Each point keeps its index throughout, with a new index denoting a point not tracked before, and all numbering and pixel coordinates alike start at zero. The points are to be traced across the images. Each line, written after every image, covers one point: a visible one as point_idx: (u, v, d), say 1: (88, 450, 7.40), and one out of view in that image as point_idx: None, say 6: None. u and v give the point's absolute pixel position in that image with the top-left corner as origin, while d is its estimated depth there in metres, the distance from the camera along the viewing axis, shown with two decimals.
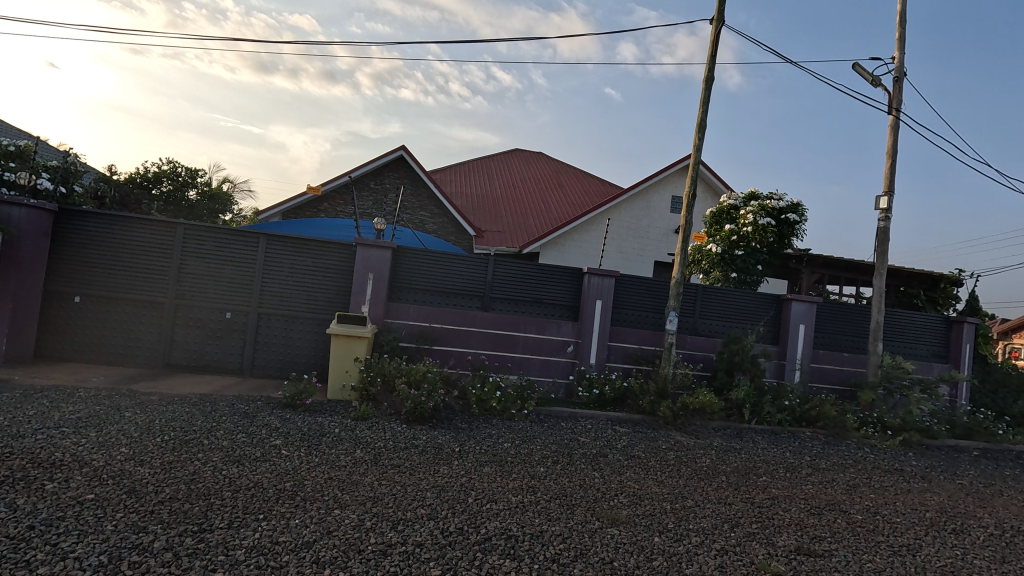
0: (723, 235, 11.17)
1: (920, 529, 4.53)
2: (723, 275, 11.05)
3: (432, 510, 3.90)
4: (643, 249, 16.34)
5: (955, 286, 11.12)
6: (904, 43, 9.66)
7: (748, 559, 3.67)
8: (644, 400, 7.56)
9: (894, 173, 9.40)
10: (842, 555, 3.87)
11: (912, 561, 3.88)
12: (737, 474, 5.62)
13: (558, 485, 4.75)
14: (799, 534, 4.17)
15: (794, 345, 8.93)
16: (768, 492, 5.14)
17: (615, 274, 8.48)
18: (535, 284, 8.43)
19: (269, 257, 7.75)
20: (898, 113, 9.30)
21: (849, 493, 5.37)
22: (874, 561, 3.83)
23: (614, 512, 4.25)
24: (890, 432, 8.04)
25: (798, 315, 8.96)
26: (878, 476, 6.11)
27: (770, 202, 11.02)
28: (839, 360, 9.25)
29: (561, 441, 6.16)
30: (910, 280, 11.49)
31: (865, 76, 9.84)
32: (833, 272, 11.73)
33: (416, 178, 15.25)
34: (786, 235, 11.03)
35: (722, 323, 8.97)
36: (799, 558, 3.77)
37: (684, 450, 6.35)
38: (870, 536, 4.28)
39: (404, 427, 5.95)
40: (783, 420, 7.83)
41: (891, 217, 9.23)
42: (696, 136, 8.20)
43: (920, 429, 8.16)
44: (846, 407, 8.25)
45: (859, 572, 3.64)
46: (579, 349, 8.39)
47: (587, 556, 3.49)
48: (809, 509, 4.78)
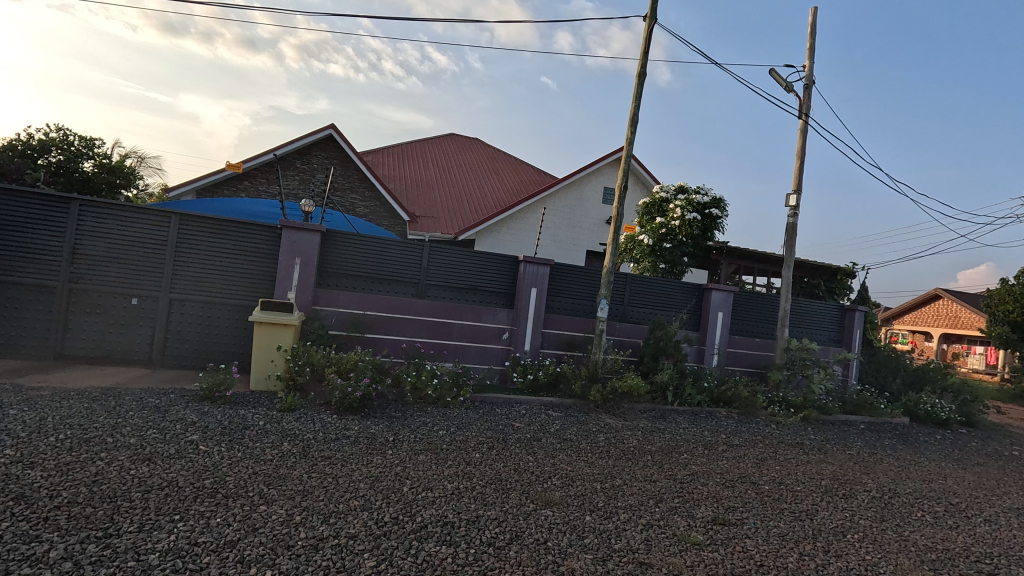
0: (653, 227, 11.69)
1: (816, 496, 5.06)
2: (652, 265, 11.61)
3: (366, 501, 3.82)
4: (576, 239, 16.75)
5: (849, 278, 12.34)
6: (813, 53, 10.48)
7: (671, 531, 3.93)
8: (576, 384, 7.80)
9: (802, 173, 10.21)
10: (752, 523, 4.24)
11: (809, 524, 4.32)
12: (661, 454, 5.95)
13: (494, 470, 4.80)
14: (716, 506, 4.52)
15: (713, 331, 9.55)
16: (688, 468, 5.50)
17: (549, 262, 8.63)
18: (472, 272, 8.38)
19: (182, 239, 7.13)
20: (806, 117, 10.11)
21: (758, 466, 5.87)
22: (778, 526, 4.23)
23: (548, 494, 4.37)
24: (793, 409, 8.86)
25: (716, 303, 9.60)
26: (782, 450, 6.72)
27: (695, 197, 11.63)
28: (751, 345, 10.03)
29: (496, 427, 6.22)
30: (812, 272, 12.62)
31: (780, 82, 10.61)
32: (748, 264, 12.63)
33: (347, 159, 14.61)
34: (708, 229, 11.66)
35: (649, 310, 9.41)
36: (715, 527, 4.08)
37: (613, 432, 6.63)
38: (775, 504, 4.71)
39: (334, 418, 5.75)
40: (702, 400, 8.40)
41: (798, 213, 10.06)
42: (629, 129, 8.45)
43: (818, 406, 9.05)
44: (756, 388, 8.99)
45: (766, 537, 3.99)
46: (513, 337, 8.49)
47: (522, 538, 3.58)
48: (724, 482, 5.18)
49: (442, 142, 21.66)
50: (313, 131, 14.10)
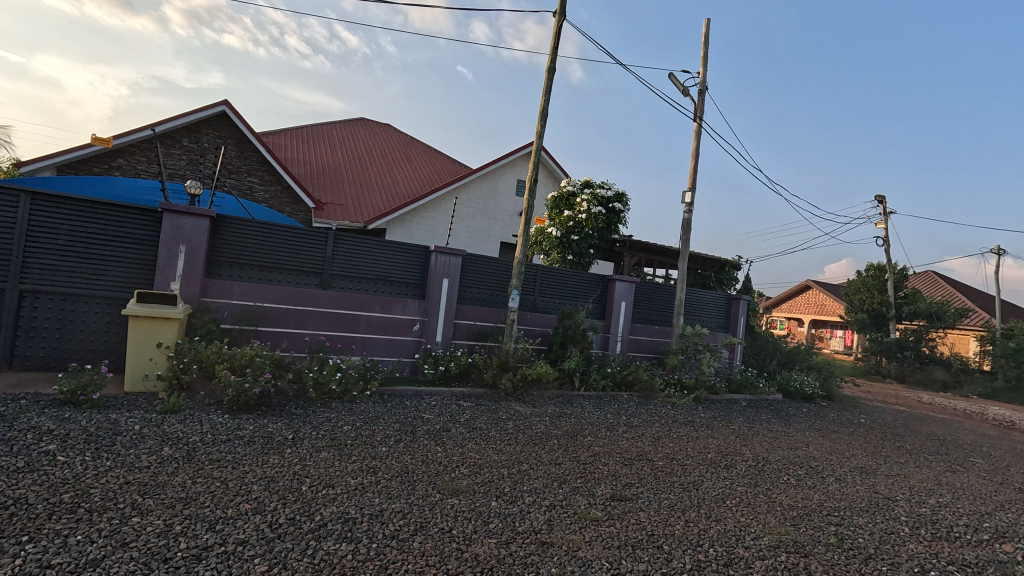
0: (562, 220, 12.07)
1: (703, 467, 5.55)
2: (561, 257, 11.99)
3: (259, 504, 3.60)
4: (490, 230, 16.84)
5: (735, 270, 13.60)
6: (706, 61, 11.32)
7: (572, 510, 4.12)
8: (487, 373, 7.88)
9: (696, 173, 11.04)
10: (645, 496, 4.56)
11: (695, 493, 4.74)
12: (566, 437, 6.19)
13: (400, 463, 4.73)
14: (614, 483, 4.80)
15: (616, 319, 10.09)
16: (591, 450, 5.79)
17: (461, 253, 8.61)
18: (381, 262, 8.11)
19: (35, 222, 6.19)
20: (700, 121, 10.92)
21: (653, 444, 6.32)
22: (668, 497, 4.59)
23: (455, 483, 4.39)
24: (686, 390, 9.63)
25: (620, 293, 10.15)
26: (675, 428, 7.29)
27: (601, 191, 12.15)
28: (651, 332, 10.74)
29: (404, 419, 6.12)
30: (704, 264, 13.74)
31: (677, 86, 11.35)
32: (649, 256, 13.46)
33: (243, 139, 13.49)
34: (612, 222, 12.21)
35: (558, 300, 9.72)
36: (612, 503, 4.34)
37: (521, 419, 6.79)
38: (667, 477, 5.11)
39: (226, 417, 5.34)
40: (606, 385, 8.86)
41: (693, 209, 10.87)
42: (539, 123, 8.61)
43: (707, 387, 9.91)
44: (655, 372, 9.65)
45: (657, 508, 4.32)
46: (424, 328, 8.38)
47: (427, 528, 3.56)
48: (622, 461, 5.52)
49: (351, 126, 20.71)
50: (204, 107, 12.86)
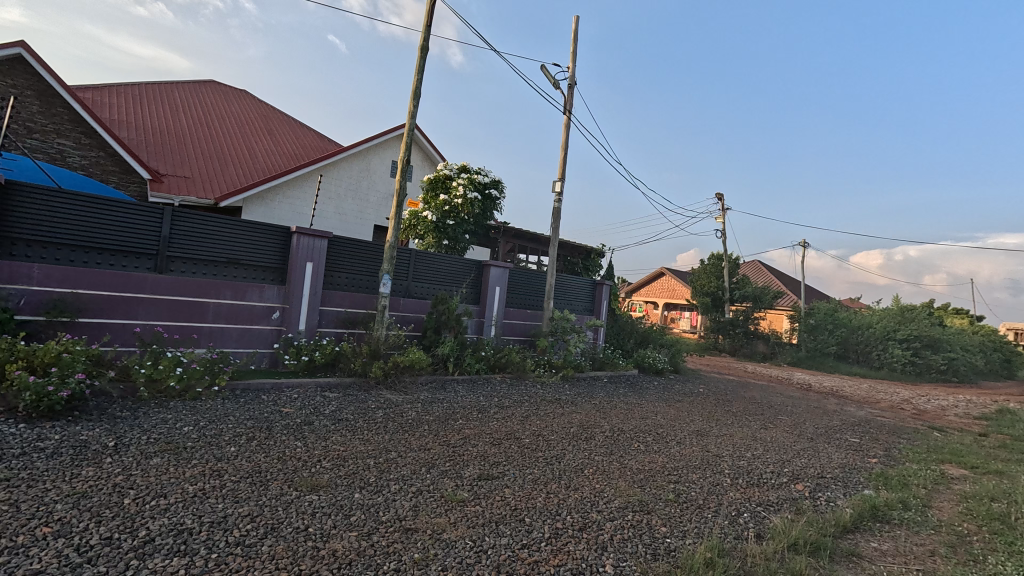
0: (437, 204, 11.91)
1: (565, 441, 5.91)
2: (437, 241, 11.86)
3: (64, 526, 3.04)
4: (362, 212, 16.07)
5: (600, 257, 14.63)
6: (576, 57, 11.87)
7: (438, 493, 4.12)
8: (357, 362, 7.54)
9: (565, 164, 11.58)
10: (511, 473, 4.73)
11: (557, 466, 5.03)
12: (437, 422, 6.17)
13: (252, 462, 4.32)
14: (482, 463, 4.91)
15: (490, 304, 10.29)
16: (461, 432, 5.85)
17: (327, 235, 8.08)
18: (233, 243, 7.29)
19: None
20: (569, 114, 11.45)
21: (522, 423, 6.58)
22: (533, 471, 4.82)
23: (314, 478, 4.13)
24: (554, 370, 10.18)
25: (494, 279, 10.35)
26: (543, 406, 7.68)
27: (477, 177, 12.20)
28: (523, 316, 11.13)
29: (259, 415, 5.61)
30: (573, 251, 14.57)
31: (549, 78, 11.75)
32: (522, 243, 13.91)
33: (49, 92, 11.14)
34: (488, 208, 12.34)
35: (432, 286, 9.61)
36: (479, 483, 4.43)
37: (392, 407, 6.61)
38: (532, 453, 5.35)
39: (23, 427, 4.42)
40: (479, 369, 9.02)
41: (562, 199, 11.41)
42: (411, 102, 8.33)
43: (574, 366, 10.58)
44: (526, 354, 10.05)
45: (521, 483, 4.50)
46: (284, 316, 7.75)
47: (279, 529, 3.31)
48: (491, 441, 5.66)
49: (199, 88, 18.21)
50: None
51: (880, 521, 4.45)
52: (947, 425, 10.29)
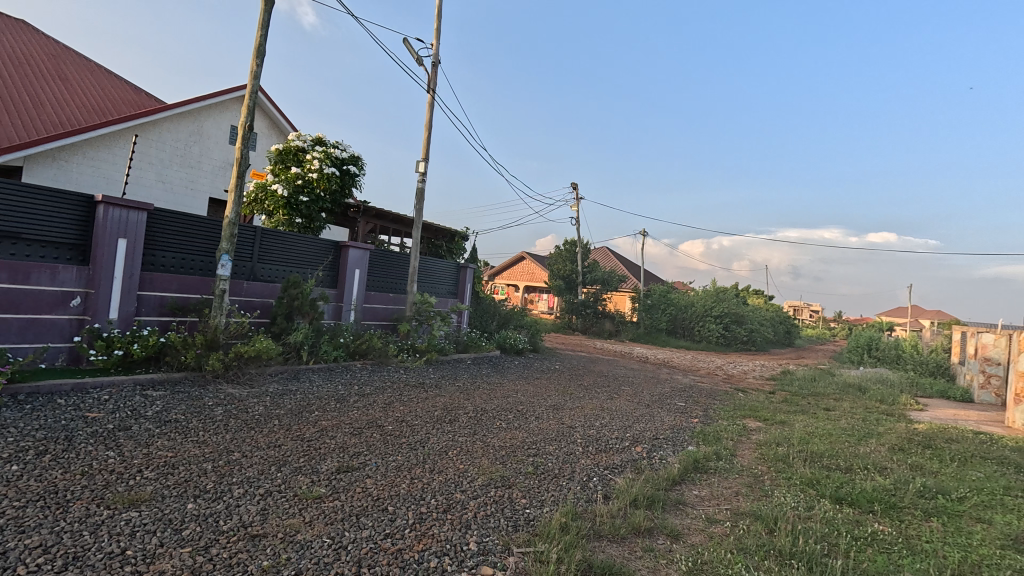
0: (288, 177, 10.83)
1: (429, 425, 5.87)
2: (287, 219, 10.83)
3: None
4: (194, 182, 13.99)
5: (463, 240, 14.70)
6: (440, 35, 11.60)
7: (291, 492, 3.80)
8: (189, 354, 6.59)
9: (429, 144, 11.34)
10: (373, 462, 4.56)
11: (422, 451, 4.98)
12: (290, 416, 5.69)
13: (43, 482, 3.53)
14: (341, 456, 4.65)
15: (349, 288, 9.73)
16: (317, 425, 5.47)
17: (146, 208, 6.88)
18: (6, 211, 5.79)
19: None
20: (433, 92, 11.19)
21: (384, 410, 6.38)
22: (396, 459, 4.71)
23: (134, 493, 3.52)
24: (418, 354, 10.05)
25: (353, 261, 9.79)
26: (407, 391, 7.54)
27: (334, 151, 11.34)
28: (385, 300, 10.75)
29: (53, 424, 4.59)
30: (437, 234, 14.42)
31: (412, 53, 11.32)
32: (384, 223, 13.37)
33: None
34: (346, 185, 11.57)
35: (282, 268, 8.76)
36: (338, 476, 4.19)
37: (234, 402, 5.91)
38: (395, 440, 5.22)
39: None
40: (337, 356, 8.52)
41: (426, 180, 11.18)
42: (254, 60, 7.40)
43: (437, 350, 10.55)
44: (388, 339, 9.74)
45: (384, 472, 4.37)
46: (88, 302, 6.43)
47: (85, 557, 2.76)
48: (351, 431, 5.39)
49: None
50: None
51: (700, 471, 5.22)
52: (747, 386, 12.46)
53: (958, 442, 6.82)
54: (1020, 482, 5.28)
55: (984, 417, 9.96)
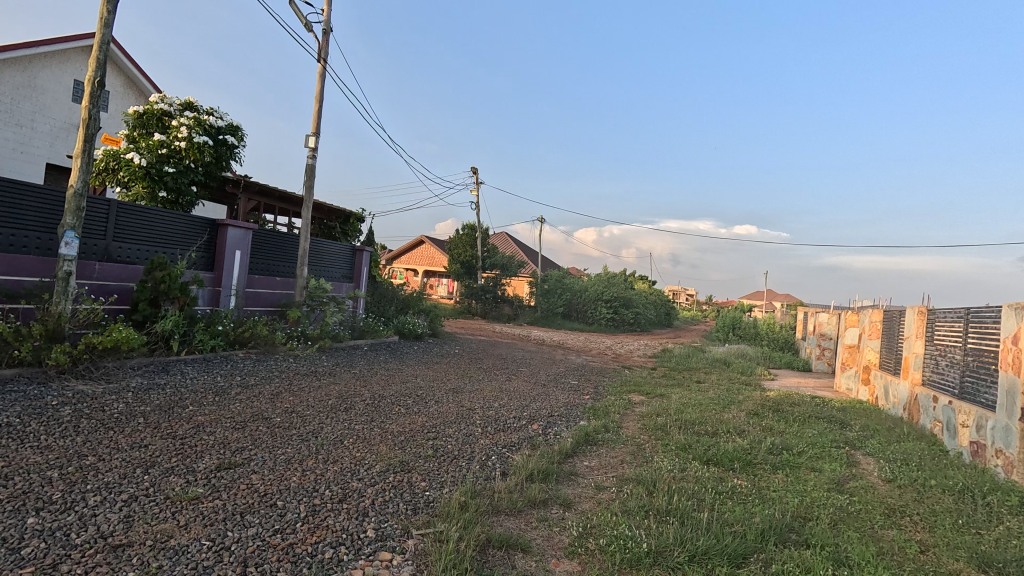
0: (150, 145, 9.55)
1: (322, 415, 5.60)
2: (149, 192, 9.56)
3: None
4: (26, 144, 11.77)
5: (359, 222, 14.07)
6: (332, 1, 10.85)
7: (161, 496, 3.43)
8: (24, 348, 5.60)
9: (320, 118, 10.62)
10: (259, 457, 4.26)
11: (315, 441, 4.75)
12: (158, 413, 5.09)
13: None
14: (221, 452, 4.28)
15: (228, 271, 8.88)
16: (191, 421, 4.96)
17: None
18: None
19: None
20: (324, 63, 10.47)
21: (271, 401, 5.97)
22: (286, 452, 4.44)
23: None
24: (309, 341, 9.50)
25: (233, 241, 8.94)
26: (297, 380, 7.12)
27: (207, 118, 10.16)
28: (271, 284, 9.98)
29: None
30: (329, 214, 13.64)
31: (300, 17, 10.46)
32: (269, 202, 12.35)
33: None
34: (223, 157, 10.47)
35: (144, 248, 7.73)
36: (218, 474, 3.86)
37: (85, 401, 5.15)
38: (284, 432, 4.92)
39: None
40: (216, 345, 7.77)
41: (317, 156, 10.48)
42: (104, 5, 6.35)
43: (331, 336, 10.05)
44: (275, 326, 9.09)
45: (272, 466, 4.10)
46: None
47: None
48: (233, 426, 4.97)
49: None
50: None
51: (590, 444, 5.59)
52: (632, 364, 13.51)
53: (798, 405, 8.01)
54: (842, 435, 6.35)
55: (818, 383, 11.79)
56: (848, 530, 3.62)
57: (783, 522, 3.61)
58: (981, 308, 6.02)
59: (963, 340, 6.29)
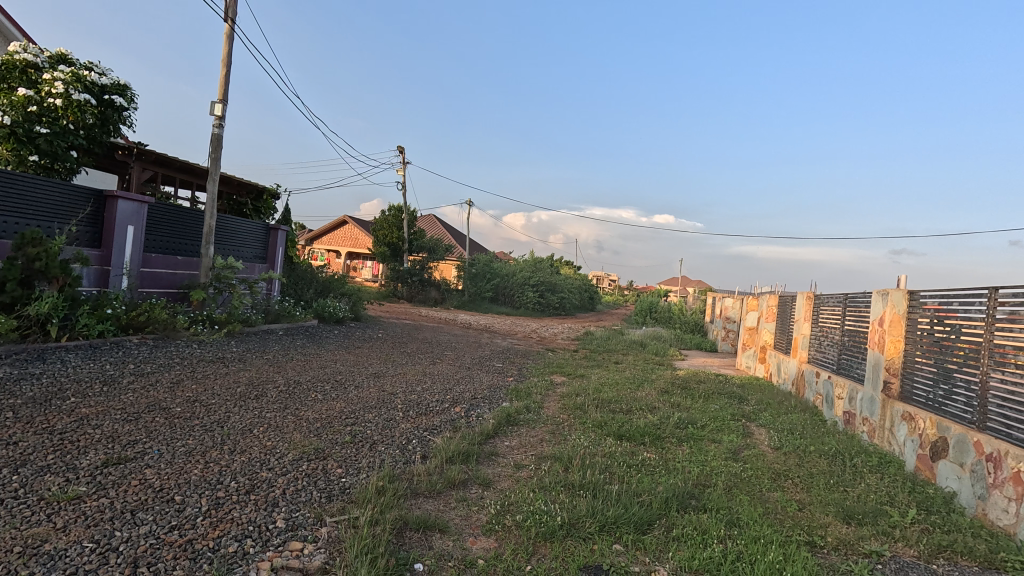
0: (14, 101, 8.33)
1: (229, 404, 5.26)
2: (16, 155, 8.36)
3: None
4: None
5: (274, 199, 13.20)
6: None
7: (34, 497, 3.07)
8: None
9: (228, 83, 9.77)
10: (155, 450, 3.93)
11: (220, 432, 4.46)
12: (31, 406, 4.53)
13: None
14: (109, 447, 3.90)
15: (120, 248, 8.03)
16: (73, 414, 4.47)
17: None
18: None
19: None
20: (232, 23, 9.61)
21: (171, 390, 5.51)
22: (186, 444, 4.12)
23: None
24: (216, 326, 8.83)
25: (124, 215, 8.08)
26: (201, 367, 6.61)
27: (88, 74, 8.96)
28: (171, 264, 9.16)
29: None
30: (240, 189, 12.68)
31: None
32: (168, 172, 11.23)
33: None
34: (110, 120, 9.35)
35: (12, 220, 6.78)
36: (105, 470, 3.51)
37: None
38: (186, 423, 4.57)
39: None
40: (104, 331, 7.03)
41: (224, 125, 9.65)
42: None
43: (241, 320, 9.40)
44: (177, 310, 8.37)
45: (170, 460, 3.80)
46: None
47: None
48: (124, 418, 4.54)
49: None
50: None
51: (511, 424, 5.71)
52: (556, 346, 13.90)
53: (704, 383, 8.66)
54: (740, 409, 6.97)
55: (722, 363, 12.81)
56: (739, 494, 4.00)
57: (685, 490, 3.91)
58: (856, 294, 6.80)
59: (842, 322, 7.09)
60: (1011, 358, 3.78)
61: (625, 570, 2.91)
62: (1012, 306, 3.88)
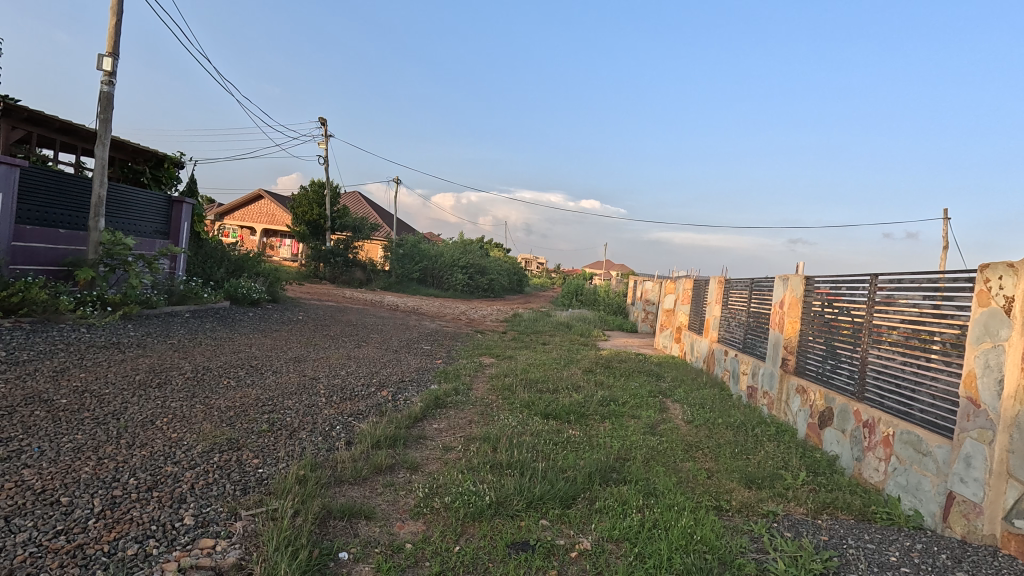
0: None
1: (126, 394, 4.77)
2: None
3: None
4: None
5: (176, 168, 12.00)
6: None
7: None
8: None
9: (119, 35, 8.66)
10: (35, 448, 3.49)
11: (115, 425, 4.04)
12: None
13: None
14: None
15: None
16: None
17: None
18: None
19: None
20: None
21: (53, 380, 4.90)
22: (74, 439, 3.69)
23: None
24: (109, 308, 7.93)
25: None
26: (90, 354, 5.93)
27: None
28: (51, 238, 8.11)
29: None
30: (136, 156, 11.39)
31: None
32: (45, 132, 9.83)
33: None
34: None
35: None
36: None
37: None
38: (73, 416, 4.10)
39: None
40: None
41: (114, 82, 8.57)
42: None
43: (139, 301, 8.50)
44: (59, 290, 7.43)
45: (54, 457, 3.39)
46: None
47: None
48: None
49: None
50: None
51: (439, 407, 5.67)
52: (485, 328, 13.96)
53: (625, 362, 9.09)
54: (657, 386, 7.39)
55: (641, 343, 13.50)
56: (656, 465, 4.27)
57: (607, 464, 4.10)
58: (760, 279, 7.39)
59: (748, 305, 7.69)
60: (885, 336, 4.29)
61: (551, 544, 3.01)
62: (887, 291, 4.39)
